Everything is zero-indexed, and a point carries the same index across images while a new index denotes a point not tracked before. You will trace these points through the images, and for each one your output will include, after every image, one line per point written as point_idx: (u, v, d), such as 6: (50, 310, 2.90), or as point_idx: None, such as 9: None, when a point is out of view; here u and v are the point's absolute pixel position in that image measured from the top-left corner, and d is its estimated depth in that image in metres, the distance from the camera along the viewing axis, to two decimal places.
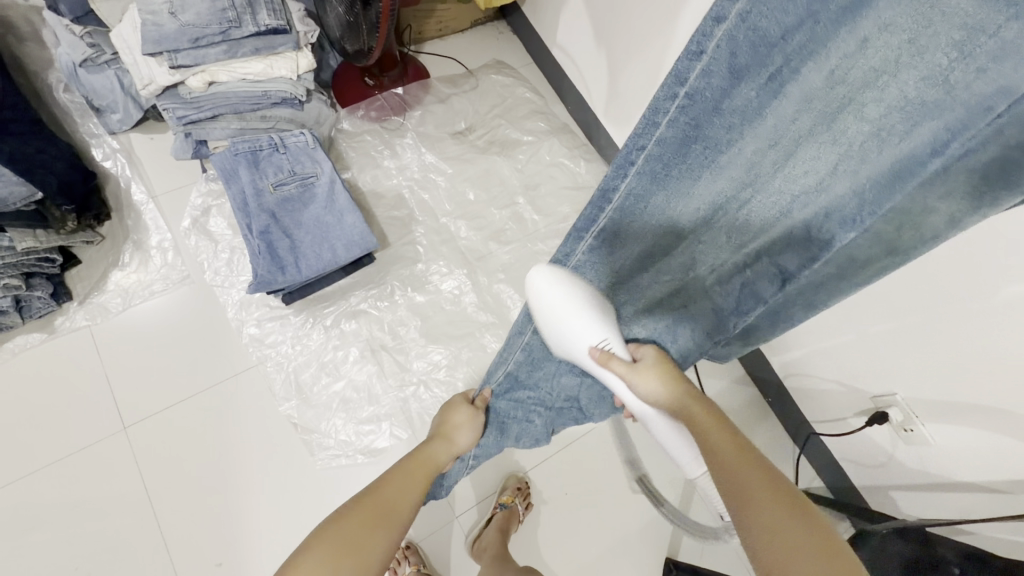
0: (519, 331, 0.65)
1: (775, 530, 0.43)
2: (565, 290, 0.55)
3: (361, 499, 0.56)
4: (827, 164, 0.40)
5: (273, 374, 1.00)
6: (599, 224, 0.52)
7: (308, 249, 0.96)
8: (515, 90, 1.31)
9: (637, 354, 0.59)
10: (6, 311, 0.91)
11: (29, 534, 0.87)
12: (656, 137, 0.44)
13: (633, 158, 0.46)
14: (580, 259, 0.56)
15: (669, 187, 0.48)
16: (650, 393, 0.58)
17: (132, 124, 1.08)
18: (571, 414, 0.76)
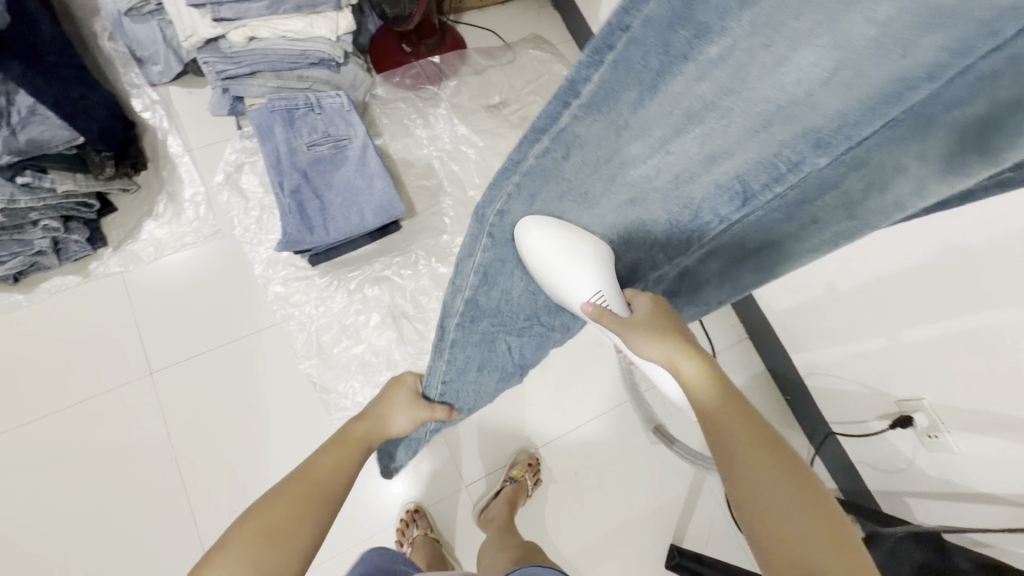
0: (470, 252, 0.51)
1: (770, 490, 0.42)
2: (495, 211, 0.47)
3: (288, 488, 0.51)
4: (818, 75, 0.33)
5: (295, 333, 1.01)
6: (545, 143, 0.40)
7: (337, 212, 0.96)
8: (552, 66, 1.29)
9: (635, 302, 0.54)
10: (44, 252, 0.94)
11: (57, 467, 0.90)
12: (614, 57, 0.34)
13: (586, 81, 0.36)
14: (507, 183, 0.44)
15: (608, 106, 0.38)
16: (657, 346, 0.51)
17: (171, 77, 1.09)
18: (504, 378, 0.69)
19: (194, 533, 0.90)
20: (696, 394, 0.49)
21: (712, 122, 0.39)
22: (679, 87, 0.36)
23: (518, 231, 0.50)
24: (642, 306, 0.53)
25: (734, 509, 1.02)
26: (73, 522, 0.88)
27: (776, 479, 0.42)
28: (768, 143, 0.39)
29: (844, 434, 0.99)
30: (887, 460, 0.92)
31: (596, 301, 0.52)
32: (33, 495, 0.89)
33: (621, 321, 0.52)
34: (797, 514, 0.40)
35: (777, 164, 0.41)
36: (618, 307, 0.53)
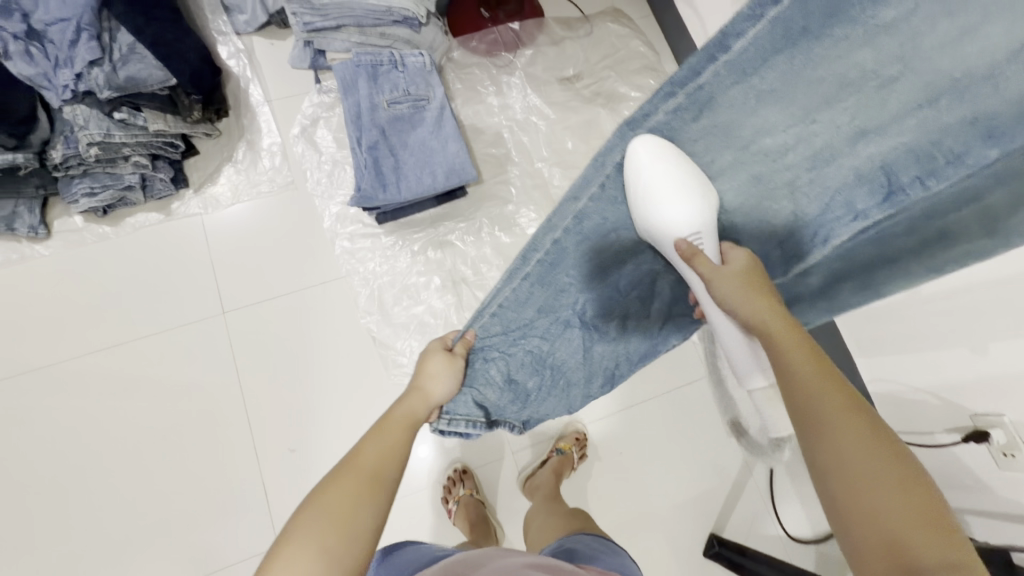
0: (577, 196, 0.62)
1: (880, 498, 0.40)
2: (577, 208, 0.63)
3: (346, 468, 0.53)
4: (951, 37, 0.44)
5: (358, 288, 1.04)
6: (680, 99, 0.55)
7: (410, 171, 0.97)
8: (630, 41, 1.26)
9: (730, 251, 0.60)
10: (133, 188, 0.98)
11: (133, 391, 0.96)
12: (773, 15, 0.48)
13: (737, 37, 0.50)
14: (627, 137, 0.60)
15: (749, 63, 0.51)
16: (742, 295, 0.56)
17: (256, 27, 1.11)
18: (562, 353, 0.72)
19: (255, 466, 0.94)
20: (769, 329, 0.53)
21: (869, 95, 0.50)
22: (826, 74, 0.50)
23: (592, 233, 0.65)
24: (739, 260, 0.59)
25: (778, 506, 1.00)
26: (145, 444, 0.94)
27: (872, 462, 0.41)
28: (926, 135, 0.50)
29: (905, 442, 0.96)
30: (951, 475, 0.89)
31: (693, 239, 0.61)
32: (111, 416, 0.95)
33: (710, 270, 0.58)
34: (881, 476, 0.41)
35: (933, 156, 0.50)
36: (712, 253, 0.61)
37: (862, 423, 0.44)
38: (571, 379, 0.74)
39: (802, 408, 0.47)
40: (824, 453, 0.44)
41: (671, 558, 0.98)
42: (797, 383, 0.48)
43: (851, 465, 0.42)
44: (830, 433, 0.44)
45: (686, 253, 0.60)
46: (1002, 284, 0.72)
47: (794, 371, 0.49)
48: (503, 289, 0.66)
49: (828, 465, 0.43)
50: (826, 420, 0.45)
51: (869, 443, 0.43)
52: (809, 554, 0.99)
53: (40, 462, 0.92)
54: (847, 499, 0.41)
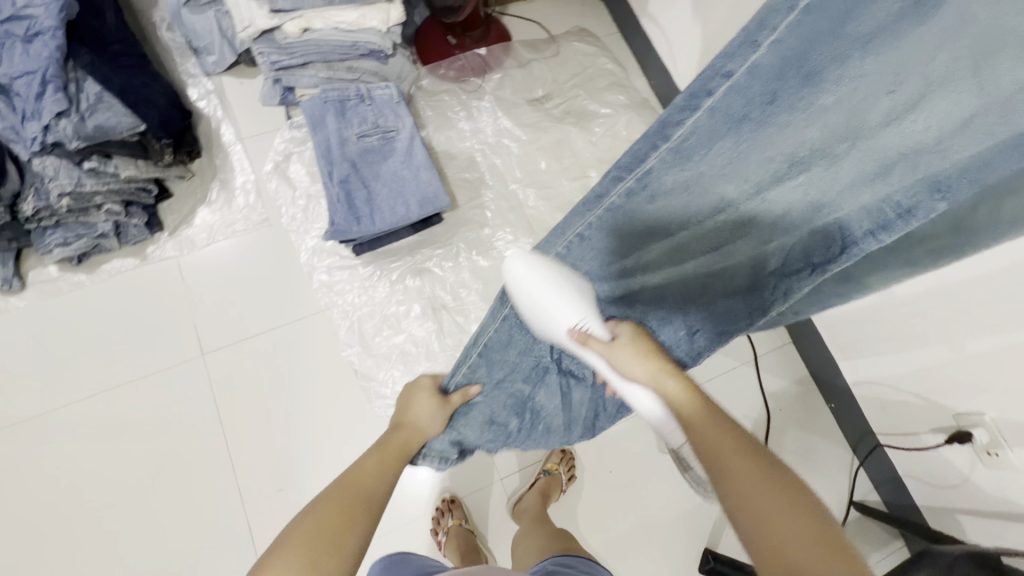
0: (555, 238, 0.63)
1: (789, 535, 0.41)
2: (576, 233, 0.62)
3: (335, 491, 0.54)
4: (926, 129, 0.42)
5: (338, 321, 1.03)
6: (629, 183, 0.58)
7: (383, 202, 0.98)
8: (597, 59, 1.27)
9: (617, 328, 0.60)
10: (106, 235, 0.98)
11: (115, 439, 0.95)
12: (713, 103, 0.51)
13: (679, 126, 0.53)
14: (591, 211, 0.61)
15: (692, 147, 0.54)
16: (640, 361, 0.57)
17: (224, 68, 1.11)
18: (541, 396, 0.72)
19: (240, 509, 0.93)
20: (679, 406, 0.55)
21: (819, 170, 0.49)
22: (782, 135, 0.49)
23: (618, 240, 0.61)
24: (624, 331, 0.60)
25: None
26: (127, 493, 0.93)
27: (774, 499, 0.44)
28: (874, 199, 0.47)
29: (892, 446, 0.96)
30: (940, 474, 0.89)
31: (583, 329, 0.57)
32: (92, 467, 0.93)
33: (604, 347, 0.58)
34: (786, 521, 0.42)
35: (883, 211, 0.47)
36: (602, 332, 0.58)
37: (757, 459, 0.47)
38: (551, 426, 0.74)
39: (707, 454, 0.49)
40: (729, 496, 0.46)
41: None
42: (699, 433, 0.51)
43: (755, 505, 0.44)
44: (733, 475, 0.46)
45: (580, 339, 0.57)
46: (971, 284, 0.73)
47: (700, 423, 0.52)
48: (487, 328, 0.65)
49: (735, 512, 0.45)
50: (731, 460, 0.47)
51: (769, 479, 0.45)
52: None
53: (21, 518, 0.91)
54: (759, 537, 0.42)
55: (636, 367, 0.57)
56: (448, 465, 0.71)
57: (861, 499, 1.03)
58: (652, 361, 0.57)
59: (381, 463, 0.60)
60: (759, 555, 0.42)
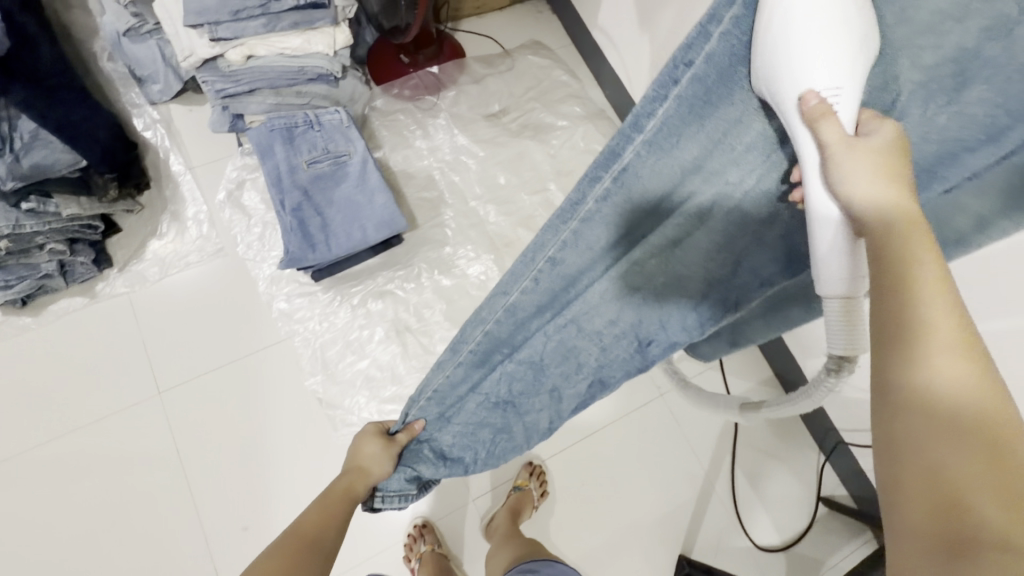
0: (507, 289, 0.50)
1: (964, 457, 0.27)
2: (546, 257, 0.46)
3: (282, 544, 0.57)
4: (880, 111, 0.36)
5: (300, 349, 1.02)
6: (605, 184, 0.41)
7: (339, 228, 0.96)
8: (552, 71, 1.28)
9: (872, 122, 0.35)
10: (51, 275, 0.95)
11: (69, 487, 0.91)
12: (678, 93, 0.36)
13: (650, 116, 0.38)
14: (563, 230, 0.44)
15: (675, 136, 0.38)
16: (874, 174, 0.33)
17: (172, 96, 1.09)
18: (489, 429, 0.61)
19: (205, 551, 0.90)
20: (887, 217, 0.32)
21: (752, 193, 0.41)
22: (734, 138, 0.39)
23: (566, 281, 0.49)
24: (883, 131, 0.34)
25: (741, 513, 1.02)
26: (83, 542, 0.89)
27: (963, 422, 0.28)
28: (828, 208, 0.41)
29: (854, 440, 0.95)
30: None
31: (825, 97, 0.34)
32: (45, 518, 0.90)
33: (842, 137, 0.33)
34: (965, 444, 0.27)
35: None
36: (851, 119, 0.34)
37: (975, 361, 0.29)
38: (509, 449, 0.64)
39: (893, 323, 0.31)
40: (908, 383, 0.30)
41: None
42: (893, 299, 0.31)
43: (942, 420, 0.28)
44: (932, 364, 0.29)
45: (812, 112, 0.34)
46: None
47: (907, 262, 0.31)
48: (436, 376, 0.57)
49: (907, 397, 0.30)
50: (938, 347, 0.30)
51: (976, 398, 0.28)
52: (779, 562, 0.99)
53: None
54: (915, 447, 0.28)
55: (862, 177, 0.33)
56: (410, 501, 0.65)
57: (828, 495, 1.02)
58: (891, 183, 0.33)
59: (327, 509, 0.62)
60: (894, 461, 0.29)
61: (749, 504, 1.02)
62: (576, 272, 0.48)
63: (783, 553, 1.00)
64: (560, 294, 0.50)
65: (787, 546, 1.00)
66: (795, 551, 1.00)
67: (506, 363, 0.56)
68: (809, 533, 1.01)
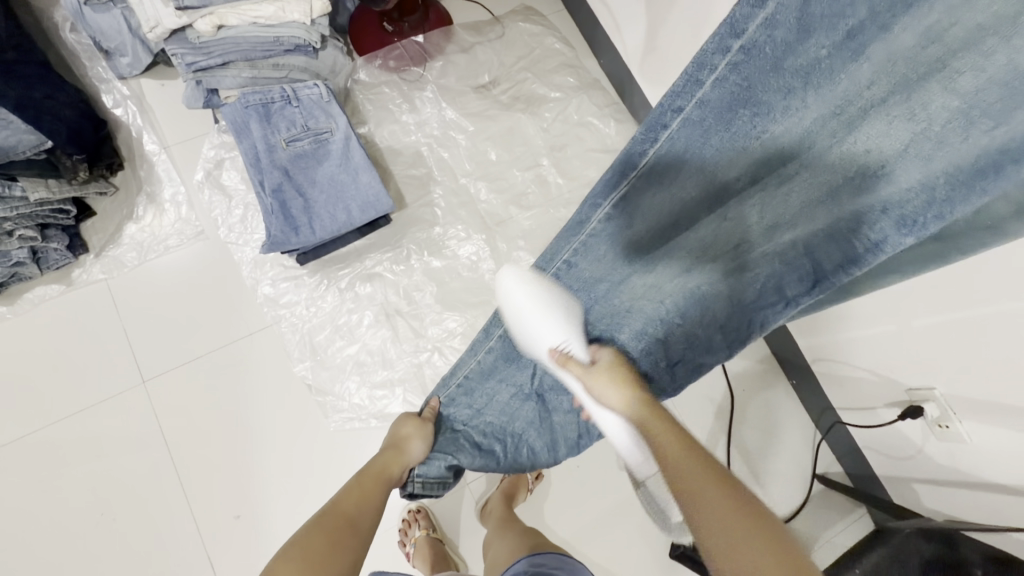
0: (539, 271, 0.62)
1: (722, 518, 0.44)
2: (564, 260, 0.59)
3: (322, 519, 0.55)
4: (892, 141, 0.40)
5: (287, 335, 0.99)
6: (632, 179, 0.51)
7: (322, 210, 0.92)
8: (543, 39, 1.22)
9: (596, 351, 0.64)
10: (24, 263, 0.91)
11: (58, 479, 0.90)
12: (669, 134, 0.47)
13: (663, 130, 0.47)
14: (574, 239, 0.57)
15: (703, 130, 0.46)
16: (614, 390, 0.61)
17: (141, 70, 1.02)
18: (522, 421, 0.73)
19: (199, 539, 0.90)
20: (647, 428, 0.57)
21: (772, 188, 0.48)
22: (746, 148, 0.46)
23: (586, 283, 0.61)
24: (604, 356, 0.64)
25: None
26: (74, 533, 0.88)
27: (718, 497, 0.46)
28: (834, 214, 0.46)
29: (854, 422, 0.95)
30: (896, 446, 0.89)
31: (563, 350, 0.62)
32: (34, 510, 0.88)
33: (582, 368, 0.63)
34: (706, 500, 0.46)
35: (852, 243, 0.46)
36: (583, 355, 0.63)
37: (687, 448, 0.52)
38: (535, 447, 0.75)
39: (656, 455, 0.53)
40: (676, 485, 0.49)
41: (639, 562, 0.98)
42: (651, 439, 0.56)
43: (693, 492, 0.47)
44: (677, 472, 0.50)
45: (561, 359, 0.62)
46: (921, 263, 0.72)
47: (656, 437, 0.56)
48: (467, 361, 0.69)
49: (687, 501, 0.47)
50: (662, 442, 0.54)
51: (700, 463, 0.50)
52: None
53: None
54: (706, 527, 0.44)
55: (608, 394, 0.62)
56: (446, 489, 0.72)
57: (823, 472, 1.05)
58: (621, 393, 0.61)
59: (367, 488, 0.63)
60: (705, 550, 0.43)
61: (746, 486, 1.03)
62: (595, 278, 0.60)
63: None
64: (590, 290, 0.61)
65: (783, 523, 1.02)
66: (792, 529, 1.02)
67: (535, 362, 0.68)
68: (805, 509, 1.03)
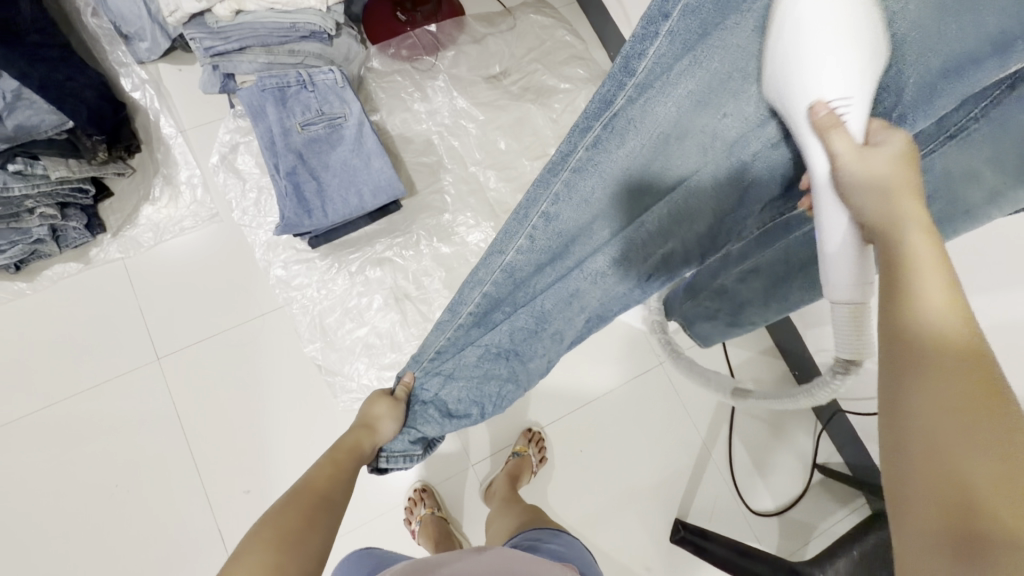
0: (502, 249, 0.40)
1: (941, 428, 0.25)
2: (541, 213, 0.37)
3: (294, 498, 0.54)
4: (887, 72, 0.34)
5: (299, 316, 1.01)
6: (596, 134, 0.32)
7: (335, 193, 0.94)
8: (554, 31, 1.23)
9: (883, 132, 0.33)
10: (44, 240, 0.93)
11: (74, 451, 0.92)
12: (671, 27, 0.28)
13: (640, 57, 0.29)
14: (556, 181, 0.35)
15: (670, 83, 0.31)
16: (880, 197, 0.33)
17: (160, 54, 1.05)
18: (497, 380, 0.57)
19: (210, 513, 0.92)
20: (893, 229, 0.32)
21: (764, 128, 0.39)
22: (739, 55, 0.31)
23: (564, 236, 0.41)
24: (895, 143, 0.33)
25: (741, 484, 1.04)
26: (89, 504, 0.91)
27: (963, 414, 0.25)
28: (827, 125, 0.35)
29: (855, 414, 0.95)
30: None
31: (836, 107, 0.31)
32: (51, 480, 0.91)
33: (853, 153, 0.32)
34: (936, 394, 0.26)
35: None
36: (860, 129, 0.32)
37: (997, 403, 0.25)
38: (514, 398, 0.61)
39: (902, 356, 0.29)
40: (908, 394, 0.27)
41: (641, 546, 1.00)
42: (913, 336, 0.29)
43: (922, 400, 0.26)
44: (916, 385, 0.27)
45: (824, 123, 0.32)
46: None
47: (923, 323, 0.29)
48: (434, 342, 0.50)
49: (906, 399, 0.27)
50: (918, 372, 0.27)
51: (985, 406, 0.25)
52: (774, 528, 1.02)
53: None
54: (902, 433, 0.27)
55: (868, 199, 0.33)
56: (414, 461, 0.64)
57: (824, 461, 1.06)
58: (901, 203, 0.33)
59: (339, 468, 0.61)
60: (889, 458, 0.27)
61: (748, 477, 1.04)
62: (577, 231, 0.40)
63: (777, 519, 1.03)
64: (563, 250, 0.42)
65: (781, 512, 1.03)
66: (792, 519, 1.03)
67: (510, 320, 0.49)
68: (804, 499, 1.04)
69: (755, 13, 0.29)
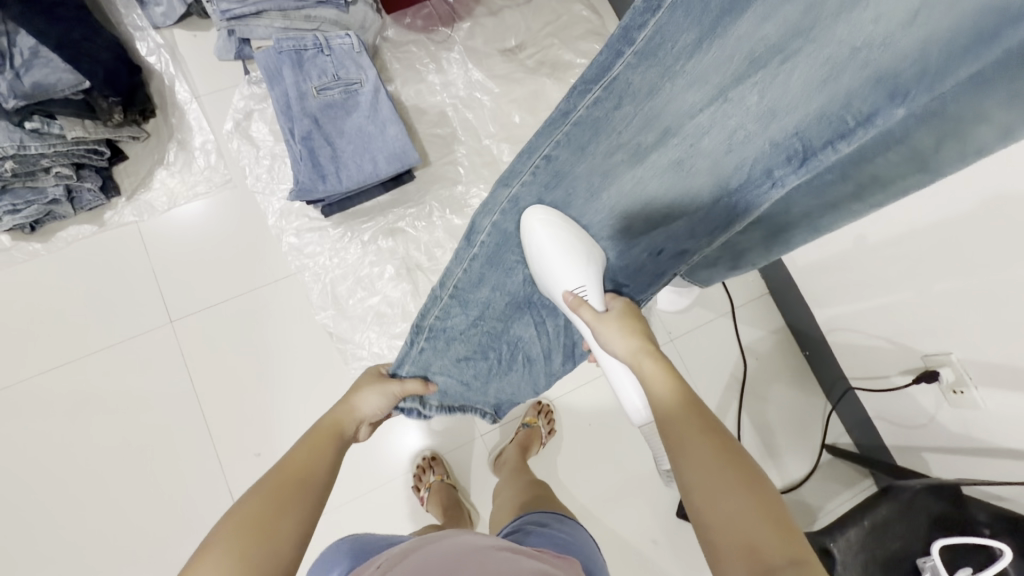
0: (507, 183, 0.57)
1: (726, 502, 0.42)
2: (543, 155, 0.54)
3: (268, 479, 0.50)
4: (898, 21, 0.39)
5: (311, 284, 1.01)
6: (596, 94, 0.48)
7: (349, 160, 0.94)
8: (571, 6, 1.21)
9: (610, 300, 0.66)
10: (59, 201, 0.93)
11: (86, 410, 0.93)
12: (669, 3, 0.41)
13: (639, 31, 0.43)
14: (557, 132, 0.52)
15: (662, 54, 0.45)
16: (621, 336, 0.61)
17: (174, 20, 1.03)
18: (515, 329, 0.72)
19: (220, 475, 0.93)
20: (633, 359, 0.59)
21: (768, 80, 0.47)
22: (738, 30, 0.43)
23: (558, 173, 0.57)
24: (618, 305, 0.65)
25: None
26: (100, 462, 0.92)
27: (724, 484, 0.43)
28: (827, 91, 0.47)
29: (862, 387, 0.97)
30: (908, 416, 0.90)
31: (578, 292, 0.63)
32: (64, 438, 0.92)
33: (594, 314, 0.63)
34: (720, 489, 0.43)
35: (845, 118, 0.49)
36: (597, 302, 0.64)
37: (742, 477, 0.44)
38: (531, 354, 0.76)
39: (682, 454, 0.48)
40: (692, 479, 0.45)
41: (647, 521, 1.00)
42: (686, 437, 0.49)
43: (713, 486, 0.44)
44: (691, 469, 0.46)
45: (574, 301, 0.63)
46: None
47: (690, 435, 0.49)
48: (455, 271, 0.63)
49: (695, 483, 0.45)
50: (692, 457, 0.47)
51: (734, 479, 0.44)
52: None
53: None
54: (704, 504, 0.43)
55: (615, 340, 0.61)
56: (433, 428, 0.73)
57: (832, 442, 1.07)
58: (634, 339, 0.60)
59: (319, 444, 0.56)
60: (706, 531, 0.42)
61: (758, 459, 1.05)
62: (569, 171, 0.57)
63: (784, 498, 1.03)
64: (562, 180, 0.58)
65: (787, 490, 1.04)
66: (799, 497, 1.04)
67: (521, 266, 0.66)
68: (811, 478, 1.05)
69: (691, 45, 0.44)
